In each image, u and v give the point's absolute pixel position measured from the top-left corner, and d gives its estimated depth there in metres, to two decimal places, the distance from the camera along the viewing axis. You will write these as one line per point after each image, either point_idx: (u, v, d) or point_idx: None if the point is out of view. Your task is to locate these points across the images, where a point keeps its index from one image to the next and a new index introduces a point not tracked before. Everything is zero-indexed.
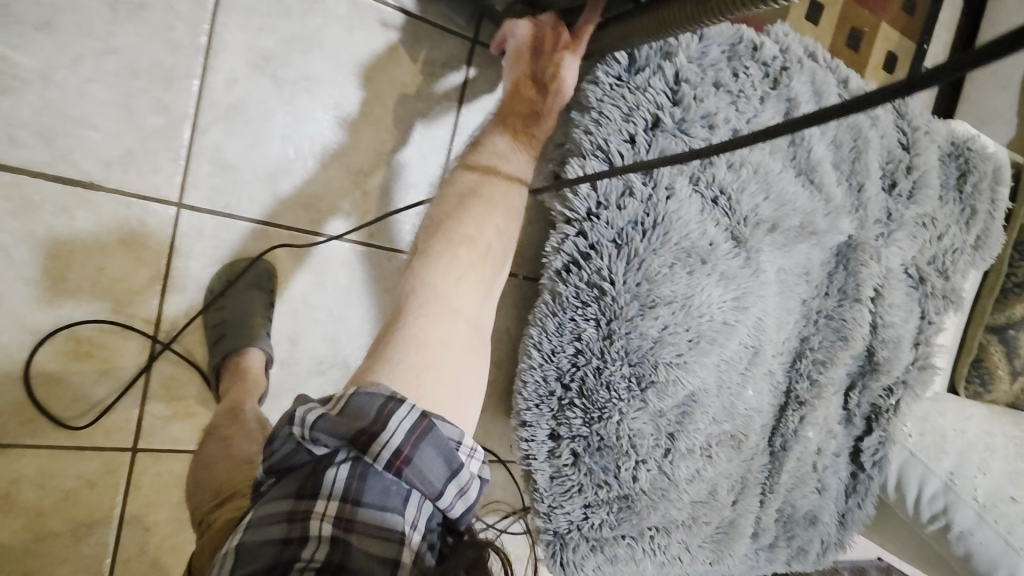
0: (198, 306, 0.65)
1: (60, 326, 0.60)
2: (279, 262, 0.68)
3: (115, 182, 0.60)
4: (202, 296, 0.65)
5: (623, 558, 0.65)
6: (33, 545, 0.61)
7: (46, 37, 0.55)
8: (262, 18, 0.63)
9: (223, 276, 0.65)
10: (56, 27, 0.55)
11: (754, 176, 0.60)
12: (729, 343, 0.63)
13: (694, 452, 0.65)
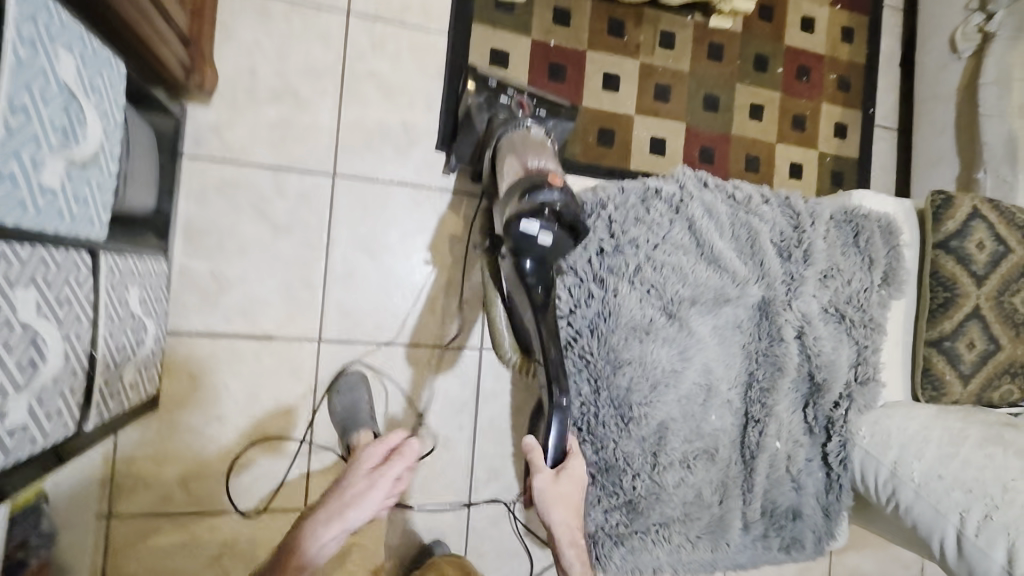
0: (322, 401, 1.15)
1: (252, 435, 1.12)
2: (386, 358, 1.20)
3: (290, 332, 1.14)
4: (324, 394, 1.15)
5: (639, 548, 0.92)
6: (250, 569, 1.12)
7: (244, 258, 1.12)
8: (359, 223, 1.18)
9: (334, 383, 1.15)
10: (247, 252, 1.12)
11: (673, 272, 0.91)
12: (682, 384, 0.92)
13: (674, 464, 0.92)
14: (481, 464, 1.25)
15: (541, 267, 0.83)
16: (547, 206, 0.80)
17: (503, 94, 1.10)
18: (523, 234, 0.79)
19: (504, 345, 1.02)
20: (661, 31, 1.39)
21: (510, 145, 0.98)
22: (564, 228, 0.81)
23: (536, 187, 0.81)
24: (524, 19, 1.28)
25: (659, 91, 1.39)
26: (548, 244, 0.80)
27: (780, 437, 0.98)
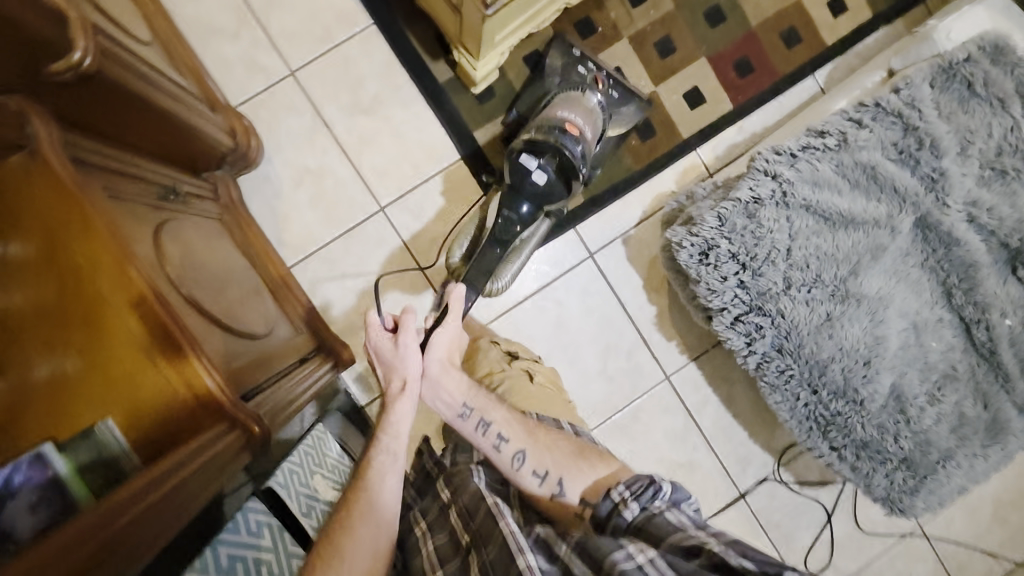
0: None
1: None
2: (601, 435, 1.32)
3: None
4: None
5: (936, 486, 0.97)
6: None
7: None
8: None
9: None
10: None
11: (819, 259, 0.91)
12: (889, 342, 0.93)
13: (923, 405, 0.95)
14: (731, 458, 1.36)
15: (530, 204, 1.05)
16: (555, 149, 1.03)
17: (584, 68, 1.22)
18: (522, 169, 1.03)
19: (455, 249, 1.18)
20: None
21: (566, 98, 1.14)
22: (557, 168, 1.03)
23: (558, 132, 1.05)
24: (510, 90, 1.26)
25: (662, 49, 1.30)
26: (542, 179, 1.03)
27: (1008, 314, 0.95)
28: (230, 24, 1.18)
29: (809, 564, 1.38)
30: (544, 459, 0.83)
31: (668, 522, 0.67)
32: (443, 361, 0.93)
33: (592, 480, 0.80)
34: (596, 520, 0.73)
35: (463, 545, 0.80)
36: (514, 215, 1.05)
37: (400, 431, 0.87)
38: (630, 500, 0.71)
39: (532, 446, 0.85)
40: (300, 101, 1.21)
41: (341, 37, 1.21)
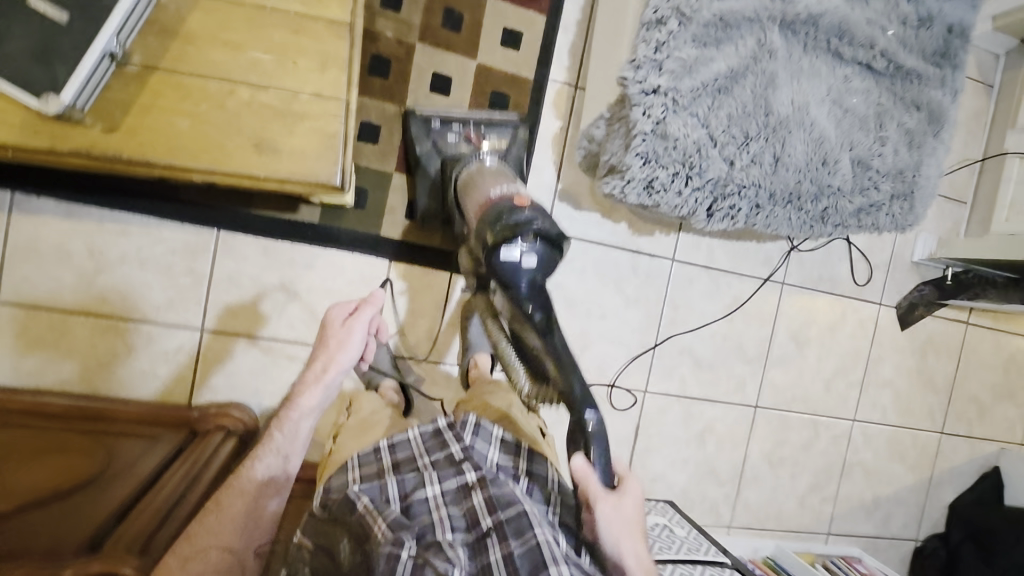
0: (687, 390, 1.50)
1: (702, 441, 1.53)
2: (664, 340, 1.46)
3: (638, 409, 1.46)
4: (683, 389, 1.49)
5: (924, 188, 1.10)
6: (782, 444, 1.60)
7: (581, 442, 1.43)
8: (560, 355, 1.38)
9: (677, 378, 1.49)
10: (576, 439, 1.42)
11: (736, 120, 0.96)
12: (825, 129, 1.01)
13: (880, 147, 1.05)
14: (758, 266, 1.51)
15: (534, 289, 0.89)
16: (525, 227, 0.88)
17: (450, 133, 1.18)
18: (507, 263, 0.87)
19: (519, 377, 0.95)
20: None
21: (480, 179, 1.05)
22: (539, 240, 0.90)
23: (510, 213, 0.89)
24: (375, 173, 1.20)
25: (452, 22, 1.21)
26: (534, 261, 0.89)
27: (888, 29, 1.03)
28: (116, 345, 1.10)
29: (858, 281, 1.61)
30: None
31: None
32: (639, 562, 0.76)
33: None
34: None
35: (482, 527, 0.72)
36: (535, 317, 0.88)
37: (298, 430, 0.90)
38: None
39: None
40: (233, 343, 1.16)
41: (206, 267, 1.12)
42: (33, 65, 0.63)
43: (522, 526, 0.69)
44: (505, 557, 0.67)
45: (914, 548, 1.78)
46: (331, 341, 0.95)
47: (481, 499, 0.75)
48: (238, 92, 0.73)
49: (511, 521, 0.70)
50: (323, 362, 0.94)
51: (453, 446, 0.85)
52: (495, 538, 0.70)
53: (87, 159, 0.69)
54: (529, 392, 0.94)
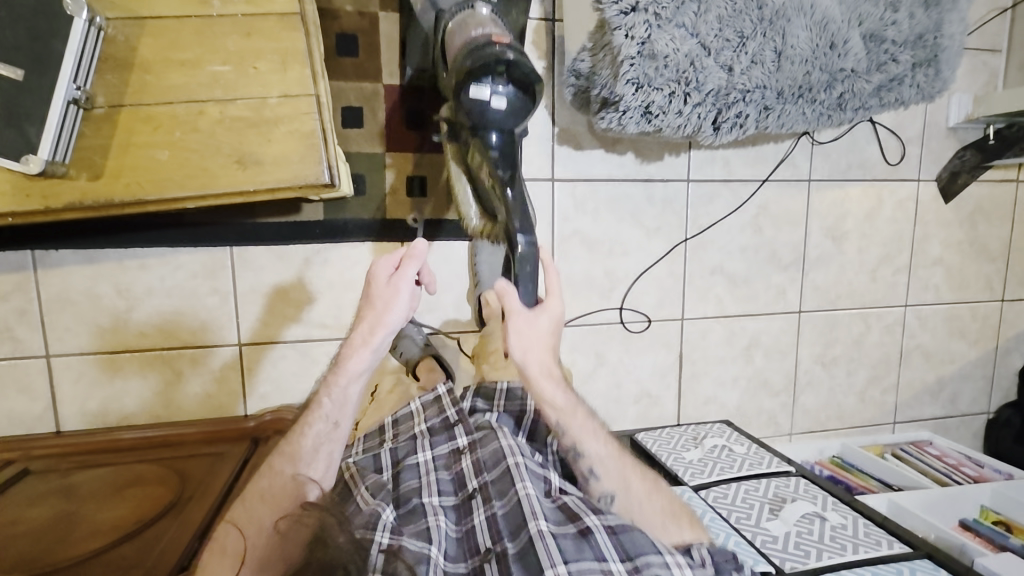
0: (726, 308, 1.46)
1: (748, 357, 1.51)
2: (692, 264, 1.42)
3: (678, 338, 1.45)
4: (721, 307, 1.46)
5: (948, 49, 1.00)
6: (833, 343, 1.57)
7: (626, 380, 1.43)
8: (590, 301, 1.37)
9: (712, 299, 1.45)
10: (621, 378, 1.43)
11: (729, 20, 0.88)
12: (831, 7, 0.91)
13: (893, 15, 0.95)
14: (779, 168, 1.43)
15: (501, 134, 0.98)
16: (496, 65, 0.90)
17: None
18: (476, 101, 0.93)
19: (469, 213, 1.15)
20: None
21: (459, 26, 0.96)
22: (511, 82, 0.94)
23: (483, 47, 0.90)
24: (367, 157, 1.17)
25: None
26: (502, 106, 0.95)
27: None
28: (165, 374, 1.14)
29: (890, 161, 1.51)
30: (630, 510, 0.94)
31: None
32: (544, 369, 0.94)
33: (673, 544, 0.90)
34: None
35: (471, 493, 0.95)
36: (499, 169, 0.99)
37: (347, 396, 0.95)
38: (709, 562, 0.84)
39: (621, 499, 0.95)
40: (272, 351, 1.18)
41: (229, 283, 1.15)
42: (3, 130, 0.63)
43: (506, 485, 0.91)
44: (488, 520, 0.89)
45: (987, 421, 1.73)
46: (377, 300, 0.95)
47: (470, 463, 1.00)
48: (207, 111, 0.71)
49: (492, 485, 0.94)
50: (373, 320, 0.95)
51: (447, 409, 1.10)
52: (479, 501, 0.93)
53: (81, 212, 0.70)
54: (473, 228, 1.17)
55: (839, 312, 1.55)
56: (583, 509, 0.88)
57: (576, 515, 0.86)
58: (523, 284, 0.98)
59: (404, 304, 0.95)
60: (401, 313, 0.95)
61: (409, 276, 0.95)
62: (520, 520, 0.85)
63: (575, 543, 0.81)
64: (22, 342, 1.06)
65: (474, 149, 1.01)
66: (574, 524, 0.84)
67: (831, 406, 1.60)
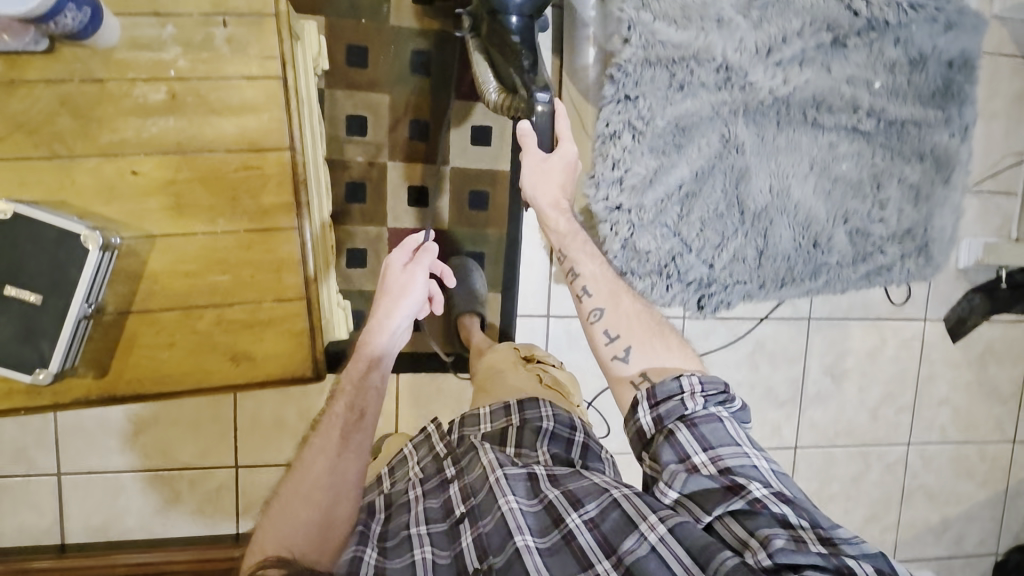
0: None
1: None
2: None
3: None
4: None
5: (940, 240, 1.00)
6: (829, 480, 1.54)
7: None
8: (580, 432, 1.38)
9: None
10: None
11: (710, 219, 0.91)
12: (812, 207, 0.94)
13: (879, 212, 0.96)
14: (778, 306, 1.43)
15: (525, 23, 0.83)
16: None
17: None
18: None
19: (489, 90, 0.88)
20: (347, 117, 1.17)
21: None
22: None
23: None
24: (369, 294, 1.23)
25: (419, 130, 1.20)
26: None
27: (875, 81, 0.93)
28: (165, 493, 1.19)
29: (894, 301, 1.50)
30: (619, 325, 0.84)
31: (725, 431, 0.73)
32: (553, 199, 0.86)
33: (661, 364, 0.80)
34: (654, 396, 0.76)
35: (460, 511, 0.85)
36: (523, 60, 0.81)
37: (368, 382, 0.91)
38: (699, 394, 0.75)
39: (612, 308, 0.85)
40: (265, 473, 1.23)
41: (230, 411, 1.20)
42: (21, 347, 0.70)
43: (489, 504, 0.82)
44: (476, 538, 0.79)
45: (995, 563, 1.66)
46: (392, 287, 0.96)
47: (458, 489, 0.89)
48: (205, 315, 0.77)
49: (480, 507, 0.83)
50: (387, 307, 0.96)
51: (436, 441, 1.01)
52: (468, 523, 0.82)
53: (86, 404, 0.76)
54: (494, 103, 0.87)
55: (836, 449, 1.53)
56: (567, 505, 0.78)
57: (559, 516, 0.77)
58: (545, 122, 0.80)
59: (419, 275, 0.97)
60: (417, 288, 0.96)
61: (429, 256, 0.98)
62: (503, 537, 0.77)
63: (561, 557, 0.74)
64: (37, 461, 1.14)
65: (493, 28, 0.85)
66: (558, 529, 0.76)
67: None
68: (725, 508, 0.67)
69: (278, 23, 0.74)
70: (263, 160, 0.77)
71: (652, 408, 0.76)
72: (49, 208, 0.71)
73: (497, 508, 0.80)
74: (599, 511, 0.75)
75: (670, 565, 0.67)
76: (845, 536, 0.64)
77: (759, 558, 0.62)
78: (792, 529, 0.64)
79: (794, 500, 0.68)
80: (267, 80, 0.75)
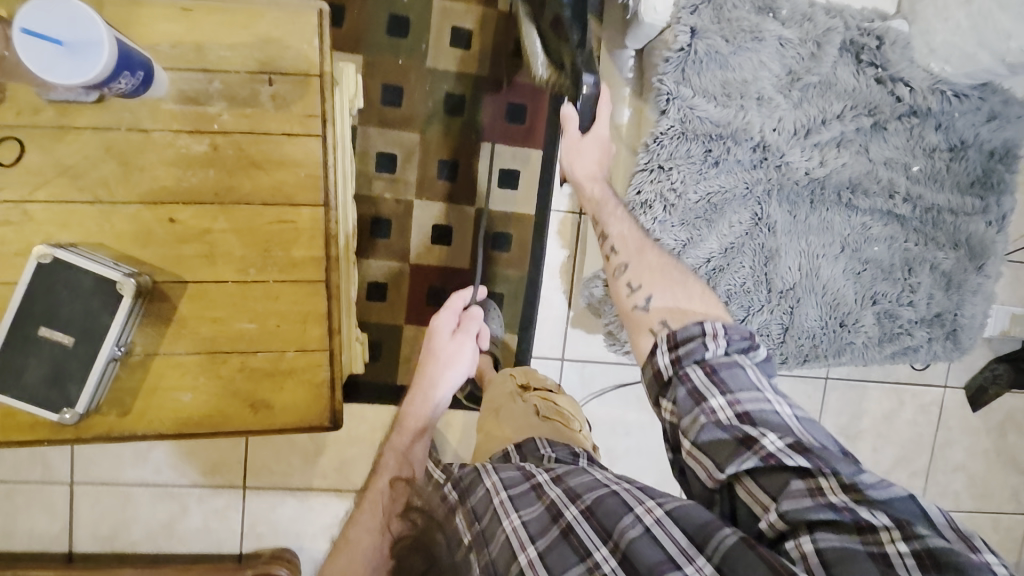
0: None
1: None
2: None
3: None
4: None
5: (969, 327, 0.99)
6: None
7: None
8: None
9: None
10: None
11: (737, 293, 0.91)
12: (840, 287, 0.93)
13: (908, 295, 0.95)
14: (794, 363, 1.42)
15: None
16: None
17: None
18: None
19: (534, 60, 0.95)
20: (377, 153, 1.18)
21: None
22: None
23: None
24: (386, 327, 1.24)
25: (447, 170, 1.21)
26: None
27: (912, 165, 0.93)
28: (173, 508, 1.22)
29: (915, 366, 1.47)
30: (642, 276, 0.82)
31: (747, 376, 0.66)
32: (589, 171, 0.91)
33: (681, 308, 0.76)
34: (674, 339, 0.72)
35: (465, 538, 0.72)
36: (572, 33, 0.82)
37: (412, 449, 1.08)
38: (720, 338, 0.69)
39: (637, 261, 0.84)
40: (272, 495, 1.25)
41: None
42: (49, 389, 0.71)
43: (494, 527, 0.69)
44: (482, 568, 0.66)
45: None
46: (441, 353, 1.12)
47: (460, 515, 0.75)
48: (228, 361, 0.79)
49: (486, 533, 0.70)
50: (433, 375, 1.12)
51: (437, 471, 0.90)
52: (474, 552, 0.69)
53: (107, 440, 0.78)
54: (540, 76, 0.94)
55: None
56: (567, 501, 0.68)
57: (558, 512, 0.67)
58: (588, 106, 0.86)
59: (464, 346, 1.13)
60: (464, 358, 1.13)
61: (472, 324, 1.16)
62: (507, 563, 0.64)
63: (558, 552, 0.63)
64: (52, 468, 1.17)
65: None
66: (557, 525, 0.65)
67: None
68: (738, 467, 0.59)
69: (323, 84, 0.76)
70: (297, 214, 0.78)
71: (669, 350, 0.71)
72: (86, 251, 0.73)
73: (498, 530, 0.68)
74: (597, 499, 0.67)
75: (665, 545, 0.58)
76: (871, 480, 0.53)
77: (771, 520, 0.55)
78: (811, 479, 0.55)
79: (813, 446, 0.58)
80: (307, 138, 0.77)
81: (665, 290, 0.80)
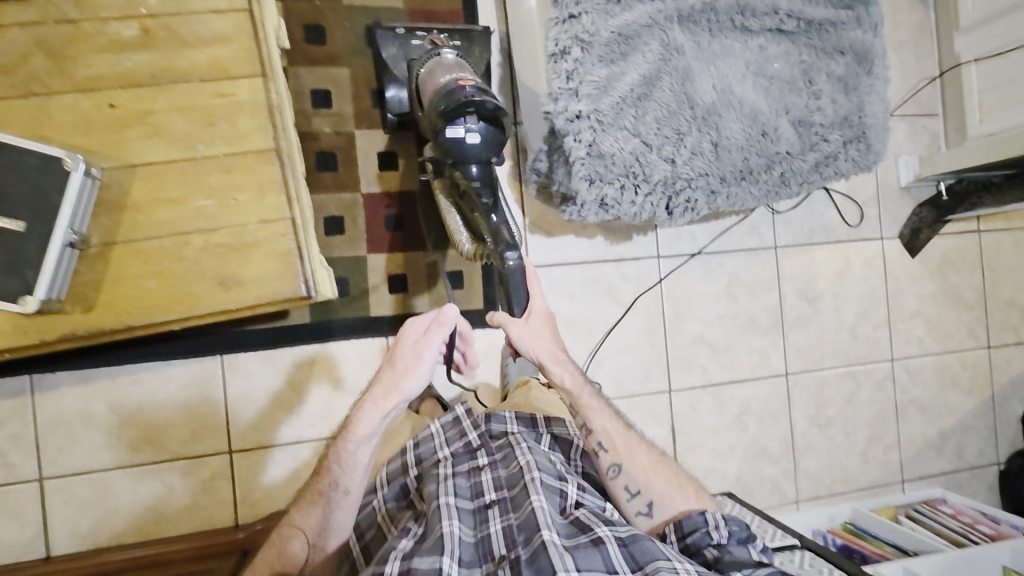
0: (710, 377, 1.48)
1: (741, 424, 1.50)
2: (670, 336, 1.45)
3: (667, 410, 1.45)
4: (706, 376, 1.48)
5: (875, 128, 1.09)
6: (823, 403, 1.56)
7: None
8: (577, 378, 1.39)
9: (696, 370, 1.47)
10: None
11: (664, 119, 0.98)
12: (754, 102, 1.02)
13: (815, 104, 1.05)
14: (741, 235, 1.50)
15: (481, 167, 1.03)
16: (465, 107, 0.98)
17: (413, 36, 1.20)
18: (453, 142, 1.00)
19: (461, 237, 1.09)
20: (312, 92, 1.22)
21: (432, 72, 1.11)
22: (481, 119, 1.02)
23: (454, 93, 0.99)
24: (349, 260, 1.24)
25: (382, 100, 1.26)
26: (477, 140, 1.01)
27: None
28: (155, 488, 1.14)
29: (850, 222, 1.58)
30: (637, 479, 1.02)
31: (745, 552, 0.94)
32: (550, 352, 1.04)
33: (676, 510, 1.01)
34: (682, 529, 0.96)
35: (489, 499, 0.98)
36: (482, 197, 1.02)
37: (355, 459, 0.96)
38: (721, 527, 0.95)
39: (629, 461, 1.03)
40: (261, 456, 1.19)
41: (218, 392, 1.18)
42: (7, 277, 0.71)
43: (524, 500, 0.94)
44: (504, 529, 0.92)
45: (998, 472, 1.69)
46: (400, 363, 0.96)
47: (491, 478, 1.02)
48: (191, 241, 0.78)
49: (511, 500, 0.97)
50: (389, 383, 0.96)
51: (470, 433, 1.10)
52: (499, 510, 0.96)
53: (73, 341, 0.75)
54: (465, 252, 1.08)
55: (823, 371, 1.56)
56: (596, 523, 0.91)
57: (587, 529, 0.90)
58: (517, 279, 0.97)
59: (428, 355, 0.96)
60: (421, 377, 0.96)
61: (441, 327, 0.95)
62: (533, 528, 0.88)
63: (588, 552, 0.86)
64: (16, 468, 1.09)
65: (454, 175, 1.05)
66: (587, 536, 0.88)
67: (836, 467, 1.57)
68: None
69: None
70: (237, 87, 0.80)
71: (680, 539, 0.96)
72: (29, 140, 0.73)
73: (529, 504, 0.92)
74: (631, 537, 0.88)
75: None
76: None
77: None
78: None
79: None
80: (235, 14, 0.81)
81: (666, 490, 1.02)
